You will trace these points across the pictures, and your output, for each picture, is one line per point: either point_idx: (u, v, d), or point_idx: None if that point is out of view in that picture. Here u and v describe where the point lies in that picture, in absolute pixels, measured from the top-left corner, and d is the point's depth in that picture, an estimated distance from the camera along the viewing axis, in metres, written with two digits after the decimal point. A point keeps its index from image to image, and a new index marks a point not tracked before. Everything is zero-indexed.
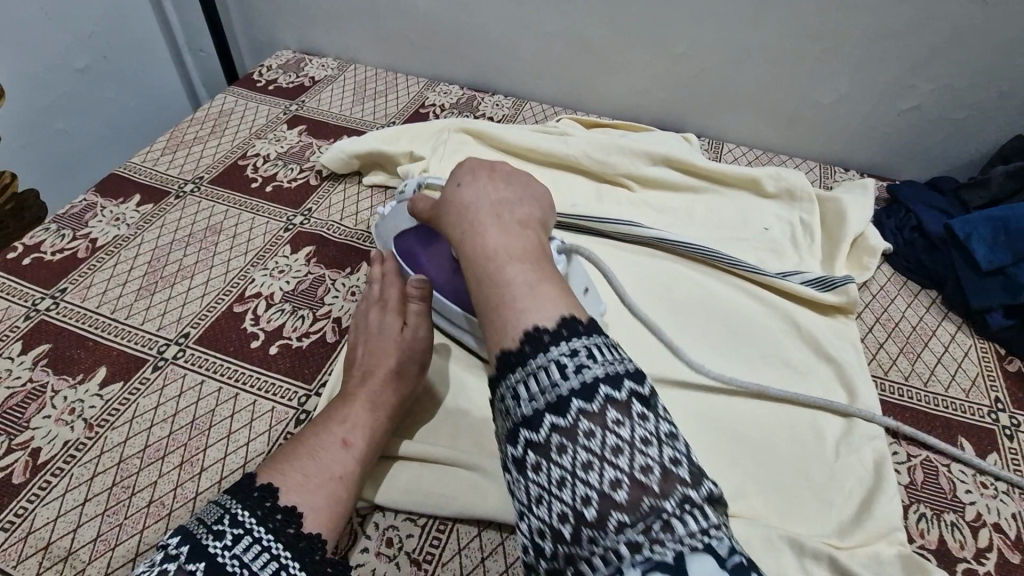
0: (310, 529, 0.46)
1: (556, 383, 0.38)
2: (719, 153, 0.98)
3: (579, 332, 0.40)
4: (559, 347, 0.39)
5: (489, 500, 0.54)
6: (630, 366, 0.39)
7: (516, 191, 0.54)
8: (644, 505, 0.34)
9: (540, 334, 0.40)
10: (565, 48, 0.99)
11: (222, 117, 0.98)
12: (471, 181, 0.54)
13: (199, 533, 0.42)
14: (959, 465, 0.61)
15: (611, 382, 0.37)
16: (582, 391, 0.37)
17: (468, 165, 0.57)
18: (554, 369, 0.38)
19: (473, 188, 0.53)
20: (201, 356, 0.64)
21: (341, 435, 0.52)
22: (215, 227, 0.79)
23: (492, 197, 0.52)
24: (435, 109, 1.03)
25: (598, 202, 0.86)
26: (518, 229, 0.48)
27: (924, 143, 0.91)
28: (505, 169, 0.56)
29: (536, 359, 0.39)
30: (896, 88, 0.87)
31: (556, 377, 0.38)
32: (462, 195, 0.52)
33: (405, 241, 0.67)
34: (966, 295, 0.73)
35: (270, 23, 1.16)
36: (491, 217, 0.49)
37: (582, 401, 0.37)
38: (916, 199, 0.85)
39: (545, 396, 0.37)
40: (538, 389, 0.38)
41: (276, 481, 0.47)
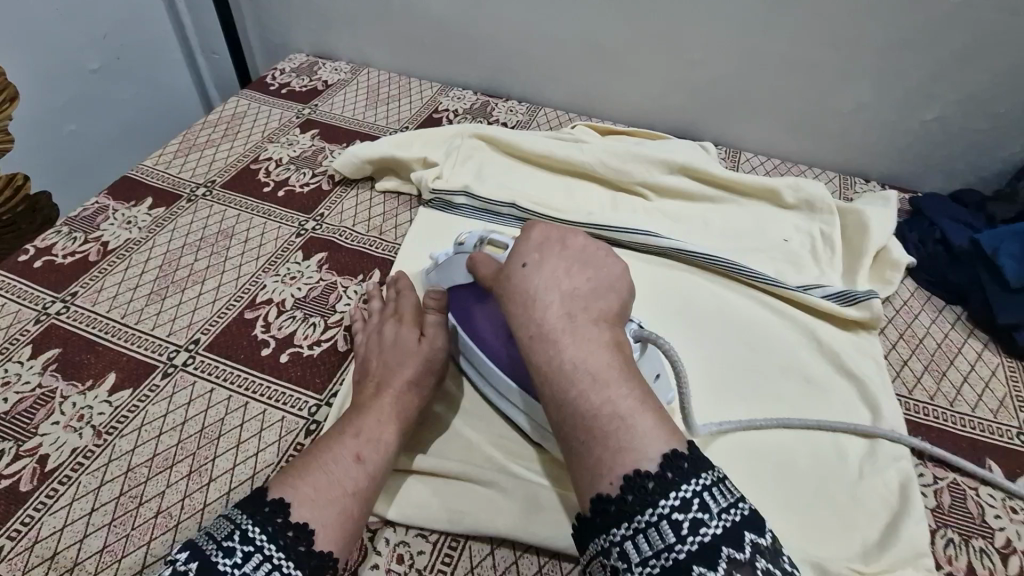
0: (323, 546, 0.44)
1: (672, 546, 0.39)
2: (736, 161, 0.96)
3: (685, 475, 0.41)
4: (672, 501, 0.40)
5: (503, 517, 0.52)
6: (743, 509, 0.41)
7: (589, 274, 0.52)
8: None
9: (643, 482, 0.41)
10: (581, 54, 0.98)
11: (235, 120, 0.97)
12: (539, 262, 0.53)
13: (208, 551, 0.42)
14: (987, 488, 0.59)
15: (730, 540, 0.39)
16: (702, 556, 0.38)
17: (536, 236, 0.55)
18: (668, 530, 0.39)
19: (542, 275, 0.52)
20: (211, 363, 0.63)
21: (354, 449, 0.51)
22: (226, 231, 0.78)
23: (563, 289, 0.51)
24: (449, 114, 1.02)
25: (613, 211, 0.85)
26: (593, 330, 0.48)
27: (948, 154, 0.89)
28: (576, 246, 0.54)
29: (644, 515, 0.40)
30: (920, 98, 0.85)
31: (673, 540, 0.39)
32: (530, 282, 0.51)
33: (462, 297, 0.62)
34: (993, 310, 0.71)
35: (283, 26, 1.16)
36: (565, 321, 0.49)
37: (703, 567, 0.38)
38: (940, 212, 0.83)
39: (660, 559, 0.39)
40: (652, 551, 0.39)
41: (287, 495, 0.46)
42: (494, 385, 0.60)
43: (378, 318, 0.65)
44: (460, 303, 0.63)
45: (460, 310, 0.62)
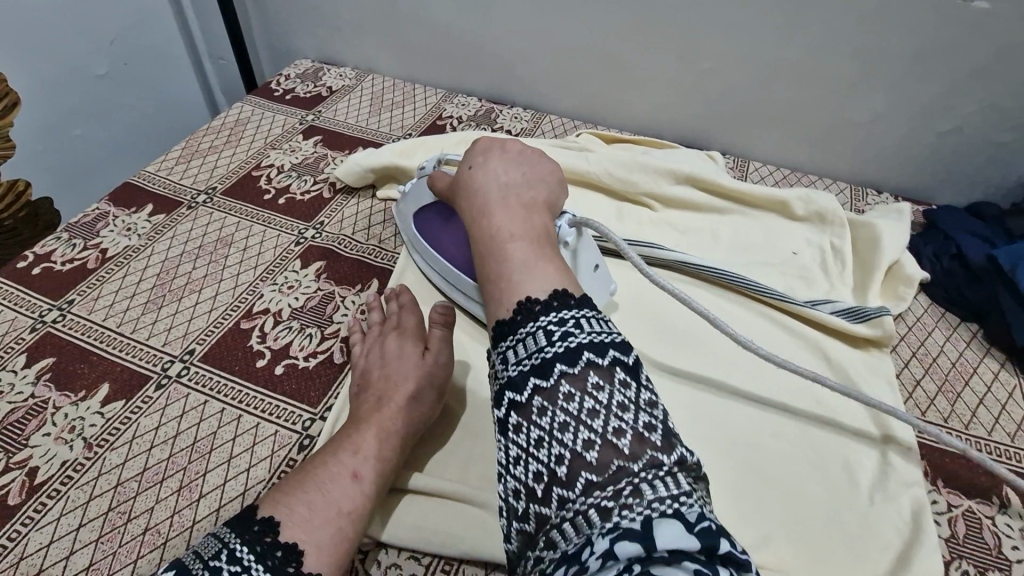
0: (312, 568, 0.43)
1: (542, 348, 0.40)
2: (744, 172, 0.94)
3: (569, 304, 0.43)
4: (550, 316, 0.42)
5: (499, 541, 0.51)
6: (617, 336, 0.42)
7: (524, 171, 0.58)
8: (613, 466, 0.36)
9: (532, 306, 0.43)
10: (587, 61, 0.97)
11: (239, 125, 0.97)
12: (482, 162, 0.59)
13: (194, 569, 0.40)
14: (1005, 518, 0.56)
15: (594, 348, 0.40)
16: (565, 355, 0.40)
17: (481, 144, 0.62)
18: (541, 336, 0.41)
19: (485, 170, 0.58)
20: (206, 375, 0.62)
21: (350, 466, 0.50)
22: (225, 239, 0.77)
23: (501, 180, 0.56)
24: (453, 121, 1.01)
25: (618, 222, 0.83)
26: (523, 212, 0.53)
27: (965, 166, 0.86)
28: (514, 148, 0.60)
29: (526, 327, 0.42)
30: (938, 108, 0.83)
31: (543, 342, 0.40)
32: (475, 177, 0.57)
33: (426, 218, 0.71)
34: (1012, 330, 0.68)
35: (290, 32, 1.16)
36: (499, 199, 0.54)
37: (565, 364, 0.39)
38: (956, 226, 0.81)
39: (531, 359, 0.40)
40: (526, 354, 0.41)
41: (279, 514, 0.44)
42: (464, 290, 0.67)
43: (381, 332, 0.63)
44: (424, 225, 0.71)
45: (426, 230, 0.70)
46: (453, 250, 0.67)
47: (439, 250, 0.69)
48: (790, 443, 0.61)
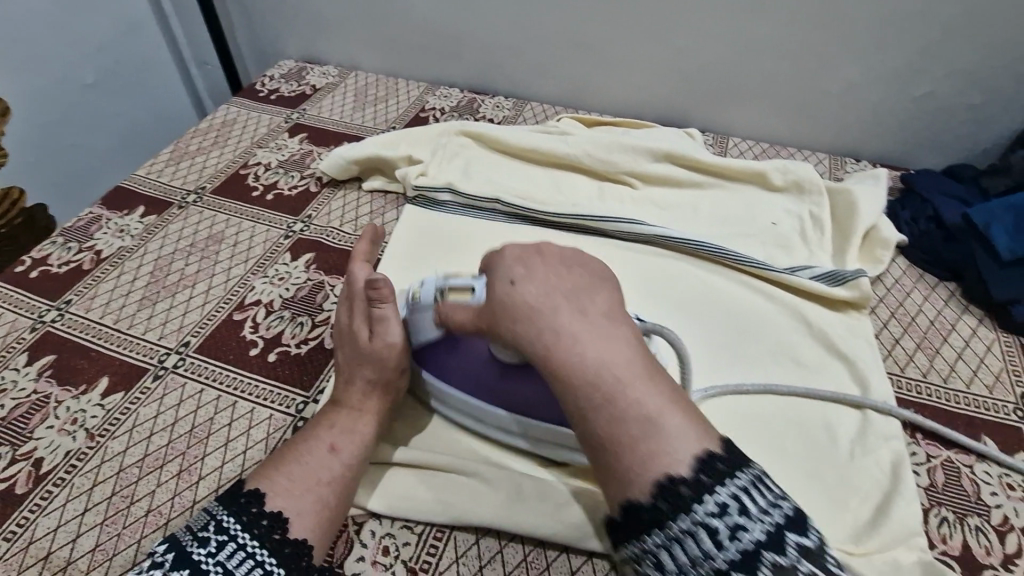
0: (298, 534, 0.45)
1: (711, 553, 0.37)
2: (724, 148, 0.95)
3: (722, 478, 0.38)
4: (708, 505, 0.37)
5: (489, 507, 0.53)
6: (787, 511, 0.38)
7: (577, 273, 0.48)
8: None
9: (676, 488, 0.38)
10: (564, 46, 0.98)
11: (225, 127, 0.99)
12: (527, 274, 0.47)
13: (184, 541, 0.42)
14: (982, 465, 0.58)
15: (773, 545, 0.37)
16: (740, 561, 0.36)
17: (512, 251, 0.50)
18: (706, 535, 0.37)
19: (535, 286, 0.46)
20: (201, 365, 0.64)
21: (329, 440, 0.52)
22: (216, 236, 0.79)
23: (562, 292, 0.46)
24: (435, 112, 1.03)
25: (600, 201, 0.85)
26: (608, 327, 0.44)
27: (941, 129, 0.87)
28: (555, 251, 0.50)
29: (680, 523, 0.38)
30: (909, 73, 0.84)
31: (711, 546, 0.37)
32: (528, 296, 0.46)
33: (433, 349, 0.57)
34: (988, 286, 0.69)
35: (274, 35, 1.18)
36: (578, 321, 0.44)
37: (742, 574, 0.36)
38: (933, 188, 0.82)
39: (700, 566, 0.37)
40: (690, 557, 0.37)
41: (263, 486, 0.47)
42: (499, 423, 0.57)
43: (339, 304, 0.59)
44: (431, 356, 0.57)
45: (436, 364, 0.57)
46: (493, 389, 0.55)
47: (467, 390, 0.56)
48: (772, 403, 0.62)
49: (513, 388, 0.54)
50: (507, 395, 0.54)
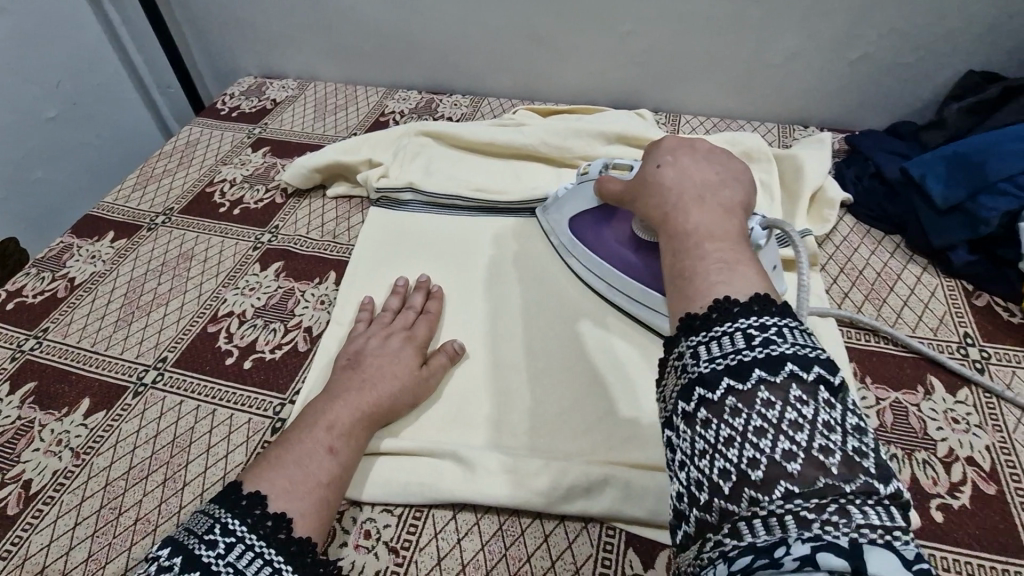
0: (301, 533, 0.46)
1: (739, 350, 0.37)
2: (677, 125, 0.98)
3: (771, 309, 0.39)
4: (751, 320, 0.38)
5: (463, 484, 0.55)
6: (823, 352, 0.37)
7: (716, 170, 0.53)
8: (819, 483, 0.32)
9: (729, 305, 0.39)
10: (513, 41, 1.00)
11: (189, 147, 1.01)
12: (674, 160, 0.55)
13: (191, 544, 0.43)
14: (928, 403, 0.61)
15: (798, 360, 0.36)
16: (766, 362, 0.36)
17: (668, 143, 0.58)
18: (739, 337, 0.37)
19: (678, 170, 0.53)
20: (180, 378, 0.66)
21: (326, 442, 0.53)
22: (186, 253, 0.81)
23: (695, 181, 0.52)
24: (395, 115, 1.05)
25: (559, 186, 0.87)
26: (724, 212, 0.49)
27: (881, 89, 0.90)
28: (703, 147, 0.56)
29: (722, 326, 0.38)
30: (844, 39, 0.86)
31: (740, 344, 0.37)
32: (665, 177, 0.53)
33: (584, 223, 0.73)
34: (928, 234, 0.73)
35: (230, 53, 1.20)
36: (693, 198, 0.50)
37: (765, 372, 0.35)
38: (875, 146, 0.85)
39: (726, 360, 0.37)
40: (720, 352, 0.37)
41: (264, 488, 0.47)
42: (642, 300, 0.68)
43: (386, 329, 0.66)
44: (583, 229, 0.74)
45: (586, 234, 0.73)
46: (635, 262, 0.68)
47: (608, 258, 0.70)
48: None
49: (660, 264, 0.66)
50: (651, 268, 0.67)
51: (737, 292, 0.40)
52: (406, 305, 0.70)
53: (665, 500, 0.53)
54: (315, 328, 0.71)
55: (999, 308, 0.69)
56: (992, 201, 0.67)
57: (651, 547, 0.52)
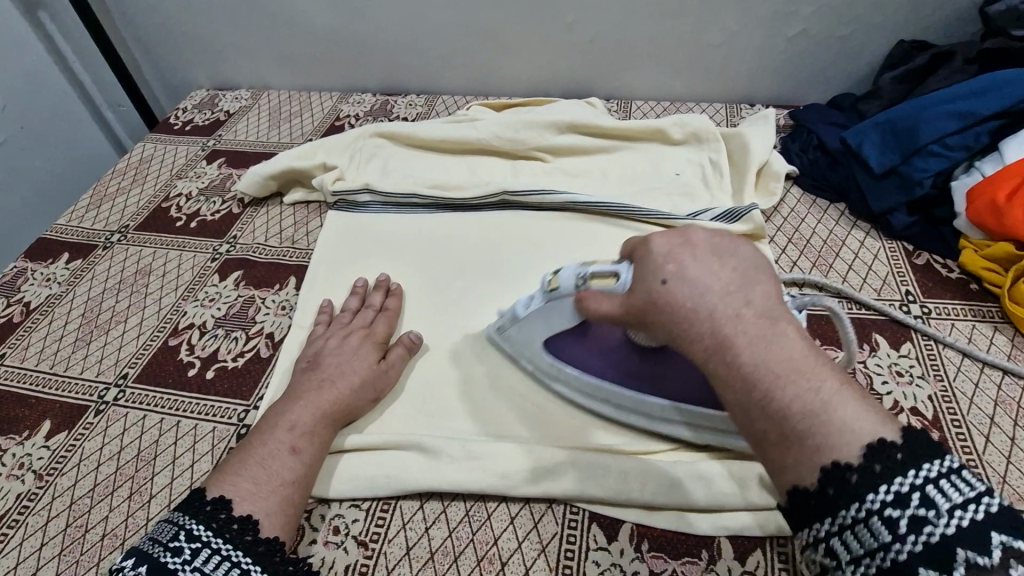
0: (269, 534, 0.47)
1: (892, 544, 0.34)
2: (628, 111, 1.00)
3: (899, 468, 0.35)
4: (885, 497, 0.35)
5: (427, 473, 0.56)
6: (986, 505, 0.34)
7: (731, 269, 0.44)
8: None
9: (845, 476, 0.36)
10: (462, 38, 1.01)
11: (143, 163, 1.00)
12: (679, 270, 0.44)
13: (157, 553, 0.44)
14: (873, 359, 0.63)
15: (967, 542, 0.33)
16: (929, 555, 0.34)
17: (658, 244, 0.47)
18: (880, 525, 0.35)
19: (691, 282, 0.43)
20: (141, 393, 0.66)
21: (288, 443, 0.53)
22: (144, 269, 0.81)
23: (718, 291, 0.42)
24: (350, 119, 1.05)
25: (514, 178, 0.88)
26: (769, 327, 0.41)
27: (819, 64, 0.93)
28: (702, 240, 0.46)
29: (849, 511, 0.35)
30: (779, 17, 0.89)
31: (889, 537, 0.34)
32: (680, 295, 0.43)
33: (564, 340, 0.59)
34: (868, 200, 0.75)
35: (180, 66, 1.19)
36: (733, 324, 0.41)
37: (932, 569, 0.33)
38: (816, 120, 0.87)
39: (877, 558, 0.35)
40: (866, 549, 0.35)
41: (229, 493, 0.48)
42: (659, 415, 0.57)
43: (345, 329, 0.66)
44: (564, 348, 0.60)
45: (571, 353, 0.59)
46: (639, 373, 0.56)
47: (606, 373, 0.58)
48: None
49: (676, 371, 0.55)
50: (661, 377, 0.55)
51: (843, 451, 0.36)
52: (366, 305, 0.71)
53: (624, 475, 0.55)
54: (277, 333, 0.71)
55: (937, 266, 0.72)
56: (924, 162, 0.71)
57: (613, 521, 0.54)
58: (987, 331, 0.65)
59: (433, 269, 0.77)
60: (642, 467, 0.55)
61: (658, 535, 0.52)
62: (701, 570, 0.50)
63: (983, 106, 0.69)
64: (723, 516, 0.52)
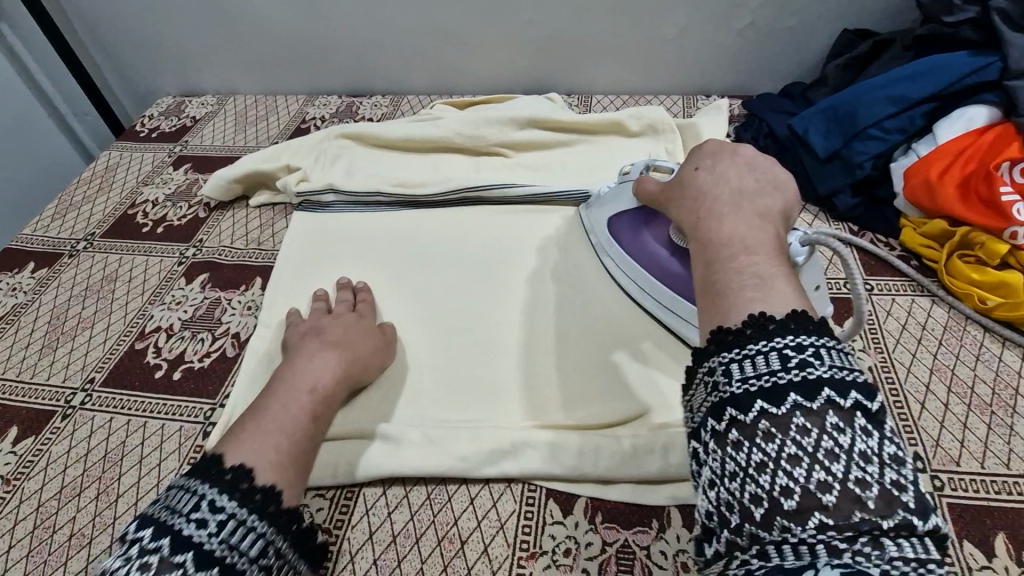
0: (290, 503, 0.48)
1: (773, 372, 0.36)
2: (588, 105, 1.02)
3: (807, 330, 0.38)
4: (787, 340, 0.37)
5: (387, 460, 0.58)
6: (858, 375, 0.37)
7: (759, 178, 0.51)
8: (854, 516, 0.32)
9: (765, 322, 0.38)
10: (423, 38, 1.03)
11: (109, 171, 1.00)
12: (713, 164, 0.53)
13: (177, 525, 0.42)
14: None
15: (836, 385, 0.35)
16: (802, 386, 0.35)
17: (708, 147, 0.56)
18: (774, 357, 0.37)
19: (716, 172, 0.52)
20: (108, 396, 0.67)
21: (308, 413, 0.55)
22: (110, 275, 0.81)
23: (735, 183, 0.50)
24: (316, 121, 1.06)
25: (476, 173, 0.90)
26: (758, 218, 0.47)
27: (769, 53, 0.96)
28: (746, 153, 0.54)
29: (756, 344, 0.37)
30: (728, 9, 0.91)
31: (775, 365, 0.36)
32: (702, 180, 0.52)
33: (622, 225, 0.70)
34: (815, 183, 0.78)
35: (146, 74, 1.19)
36: (732, 208, 0.48)
37: (801, 397, 0.35)
38: (767, 108, 0.90)
39: (758, 381, 0.36)
40: (752, 374, 0.37)
41: (249, 461, 0.48)
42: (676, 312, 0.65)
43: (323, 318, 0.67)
44: (620, 233, 0.71)
45: (622, 238, 0.70)
46: (669, 267, 0.65)
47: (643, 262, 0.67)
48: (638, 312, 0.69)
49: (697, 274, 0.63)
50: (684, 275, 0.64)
51: (774, 309, 0.39)
52: (339, 300, 0.71)
53: (578, 454, 0.57)
54: (243, 333, 0.72)
55: (880, 245, 0.74)
56: (863, 146, 0.74)
57: (569, 497, 0.56)
58: (925, 305, 0.67)
59: (396, 263, 0.79)
60: (597, 445, 0.57)
61: (611, 507, 0.55)
62: (652, 538, 0.52)
63: (918, 89, 0.72)
64: (671, 488, 0.55)
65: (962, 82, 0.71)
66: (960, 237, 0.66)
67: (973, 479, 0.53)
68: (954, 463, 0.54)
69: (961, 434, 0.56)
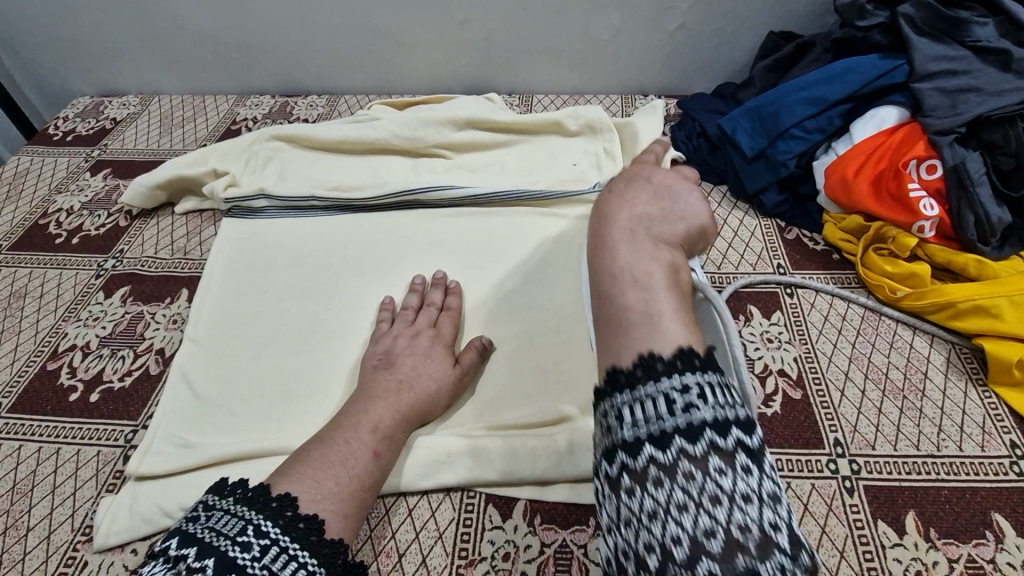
0: (334, 535, 0.46)
1: (661, 417, 0.36)
2: (529, 104, 1.02)
3: (695, 366, 0.38)
4: (673, 381, 0.37)
5: None
6: (741, 411, 0.37)
7: (664, 204, 0.51)
8: (738, 563, 0.32)
9: (653, 363, 0.39)
10: (358, 37, 1.00)
11: (18, 178, 0.93)
12: (622, 187, 0.53)
13: (223, 547, 0.41)
14: (748, 327, 0.68)
15: (719, 427, 0.35)
16: (686, 431, 0.35)
17: (628, 170, 0.56)
18: (662, 402, 0.37)
19: (621, 197, 0.52)
20: (16, 423, 0.62)
21: (371, 446, 0.52)
22: (18, 292, 0.76)
23: (638, 211, 0.50)
24: (247, 122, 1.02)
25: (415, 176, 0.88)
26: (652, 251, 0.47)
27: (701, 54, 0.98)
28: (661, 180, 0.54)
29: (645, 386, 0.38)
30: (660, 10, 0.93)
31: (663, 410, 0.36)
32: (607, 200, 0.52)
33: None
34: (744, 182, 0.81)
35: (60, 73, 1.12)
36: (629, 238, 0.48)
37: (685, 442, 0.35)
38: (700, 108, 0.92)
39: (648, 426, 0.36)
40: (642, 418, 0.37)
41: (294, 490, 0.47)
42: None
43: (388, 331, 0.65)
44: None
45: None
46: None
47: None
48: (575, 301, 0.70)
49: None
50: None
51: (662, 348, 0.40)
52: (426, 303, 0.68)
53: (515, 458, 0.57)
54: (168, 348, 0.69)
55: (806, 240, 0.77)
56: (786, 145, 0.78)
57: (508, 500, 0.56)
58: (845, 298, 0.70)
59: (296, 318, 0.71)
60: (533, 449, 0.57)
61: (549, 508, 0.55)
62: (589, 537, 0.53)
63: (833, 91, 0.76)
64: None
65: (873, 85, 0.75)
66: (873, 232, 0.71)
67: (886, 461, 0.56)
68: (870, 446, 0.57)
69: (876, 419, 0.59)
